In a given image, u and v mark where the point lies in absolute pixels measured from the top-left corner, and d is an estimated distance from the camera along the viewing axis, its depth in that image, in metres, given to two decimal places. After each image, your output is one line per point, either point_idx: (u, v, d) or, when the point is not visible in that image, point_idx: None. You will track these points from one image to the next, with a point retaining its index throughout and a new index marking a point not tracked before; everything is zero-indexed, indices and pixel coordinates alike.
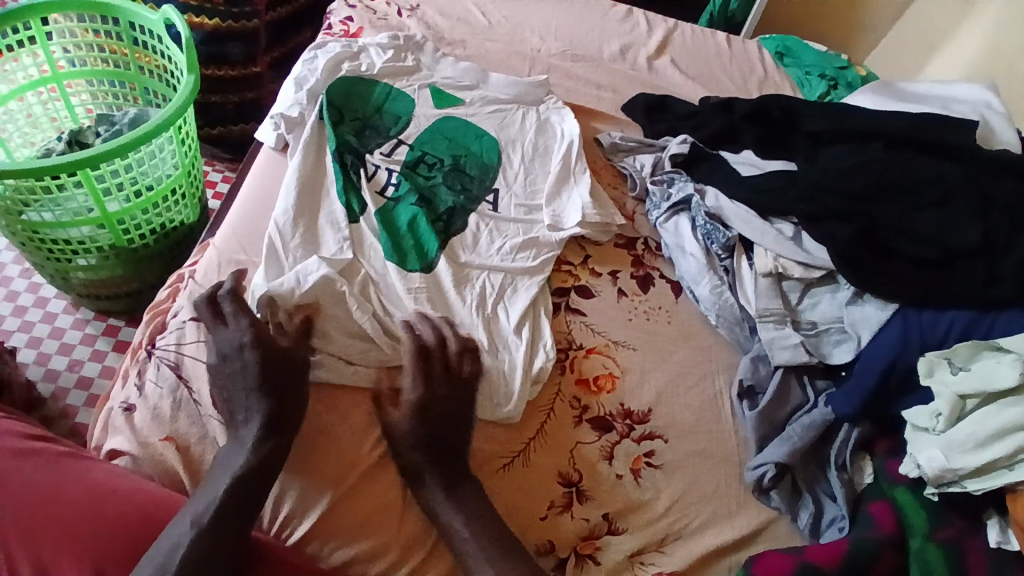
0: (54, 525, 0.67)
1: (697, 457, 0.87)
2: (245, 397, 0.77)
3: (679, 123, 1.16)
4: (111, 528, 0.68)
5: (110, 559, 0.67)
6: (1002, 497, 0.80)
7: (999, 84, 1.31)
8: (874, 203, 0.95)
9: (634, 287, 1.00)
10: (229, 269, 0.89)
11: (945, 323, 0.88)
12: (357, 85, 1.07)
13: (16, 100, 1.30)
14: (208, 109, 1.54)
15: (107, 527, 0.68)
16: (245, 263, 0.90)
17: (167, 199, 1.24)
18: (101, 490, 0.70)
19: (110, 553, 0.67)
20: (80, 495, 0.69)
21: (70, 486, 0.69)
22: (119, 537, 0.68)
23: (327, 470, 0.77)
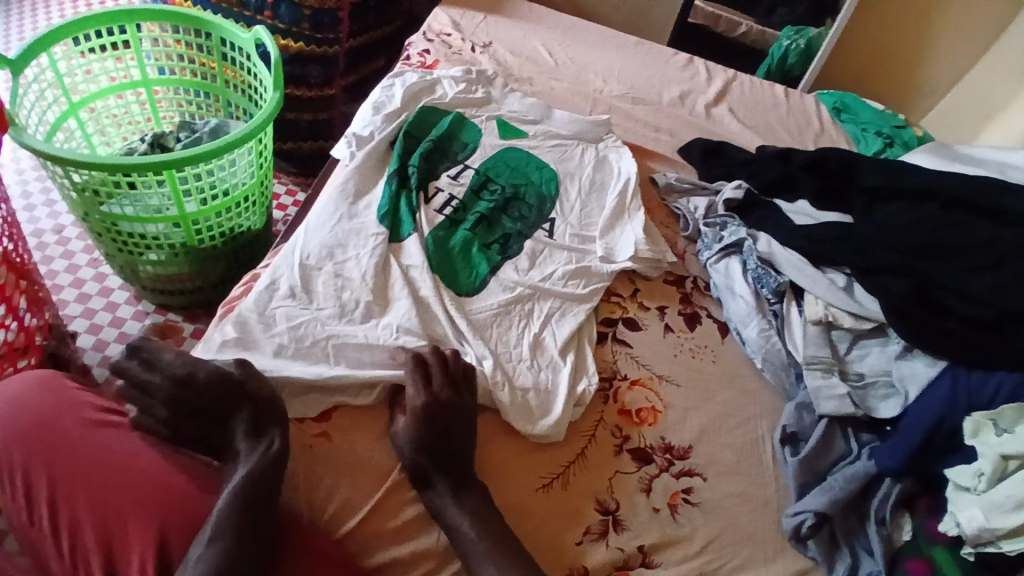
0: (125, 491, 0.71)
1: (734, 499, 0.86)
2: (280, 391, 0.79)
3: (734, 169, 1.18)
4: (177, 501, 0.73)
5: (170, 529, 0.71)
6: None
7: None
8: (926, 261, 0.95)
9: (681, 323, 1.02)
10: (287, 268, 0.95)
11: (992, 385, 0.87)
12: (431, 113, 1.13)
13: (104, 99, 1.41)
14: (281, 124, 1.64)
15: (172, 500, 0.73)
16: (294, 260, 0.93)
17: (239, 206, 1.32)
18: (171, 466, 0.75)
19: (171, 524, 0.72)
20: (146, 468, 0.73)
21: (143, 458, 0.74)
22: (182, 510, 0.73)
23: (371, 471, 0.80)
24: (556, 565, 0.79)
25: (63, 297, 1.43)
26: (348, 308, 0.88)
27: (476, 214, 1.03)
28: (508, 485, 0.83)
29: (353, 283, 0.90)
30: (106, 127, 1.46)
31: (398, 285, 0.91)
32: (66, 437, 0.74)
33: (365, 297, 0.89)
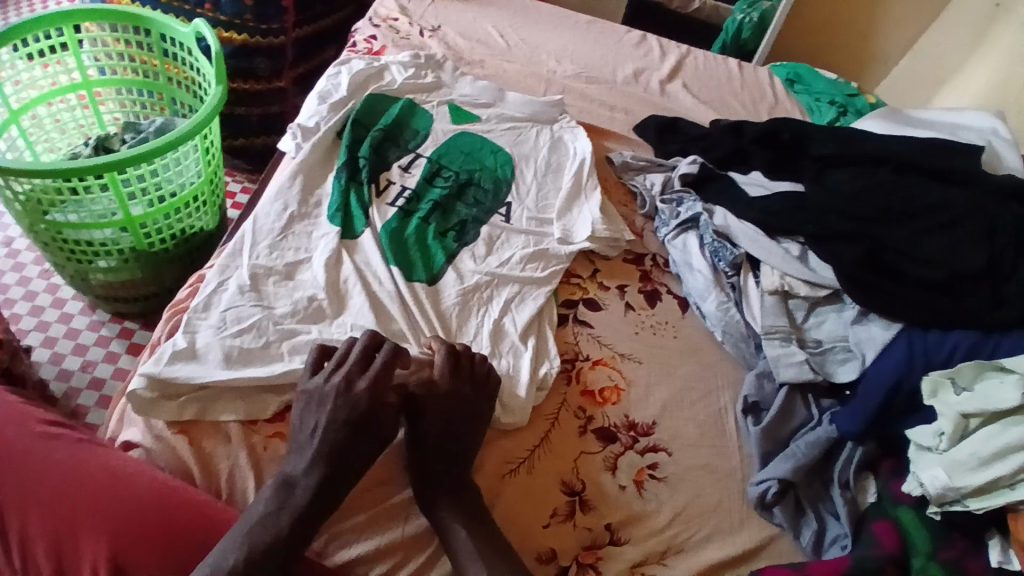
0: (77, 501, 0.69)
1: (699, 471, 0.87)
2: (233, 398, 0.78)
3: (690, 145, 1.18)
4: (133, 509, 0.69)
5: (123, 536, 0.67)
6: (1004, 518, 0.80)
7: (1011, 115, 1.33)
8: (882, 226, 0.97)
9: (641, 301, 1.01)
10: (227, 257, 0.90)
11: (949, 344, 0.88)
12: (380, 100, 1.11)
13: (46, 104, 1.36)
14: (231, 120, 1.59)
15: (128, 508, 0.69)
16: (238, 252, 0.89)
17: (189, 206, 1.28)
18: (124, 474, 0.71)
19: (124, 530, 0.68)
20: (97, 477, 0.70)
21: (94, 467, 0.71)
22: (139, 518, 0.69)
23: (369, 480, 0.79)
24: (526, 546, 0.80)
25: (15, 311, 1.38)
26: (300, 305, 0.85)
27: (432, 202, 1.01)
28: (475, 468, 0.84)
29: (304, 282, 0.88)
30: (48, 133, 1.40)
31: (351, 279, 0.89)
32: (14, 450, 0.71)
33: (317, 294, 0.86)
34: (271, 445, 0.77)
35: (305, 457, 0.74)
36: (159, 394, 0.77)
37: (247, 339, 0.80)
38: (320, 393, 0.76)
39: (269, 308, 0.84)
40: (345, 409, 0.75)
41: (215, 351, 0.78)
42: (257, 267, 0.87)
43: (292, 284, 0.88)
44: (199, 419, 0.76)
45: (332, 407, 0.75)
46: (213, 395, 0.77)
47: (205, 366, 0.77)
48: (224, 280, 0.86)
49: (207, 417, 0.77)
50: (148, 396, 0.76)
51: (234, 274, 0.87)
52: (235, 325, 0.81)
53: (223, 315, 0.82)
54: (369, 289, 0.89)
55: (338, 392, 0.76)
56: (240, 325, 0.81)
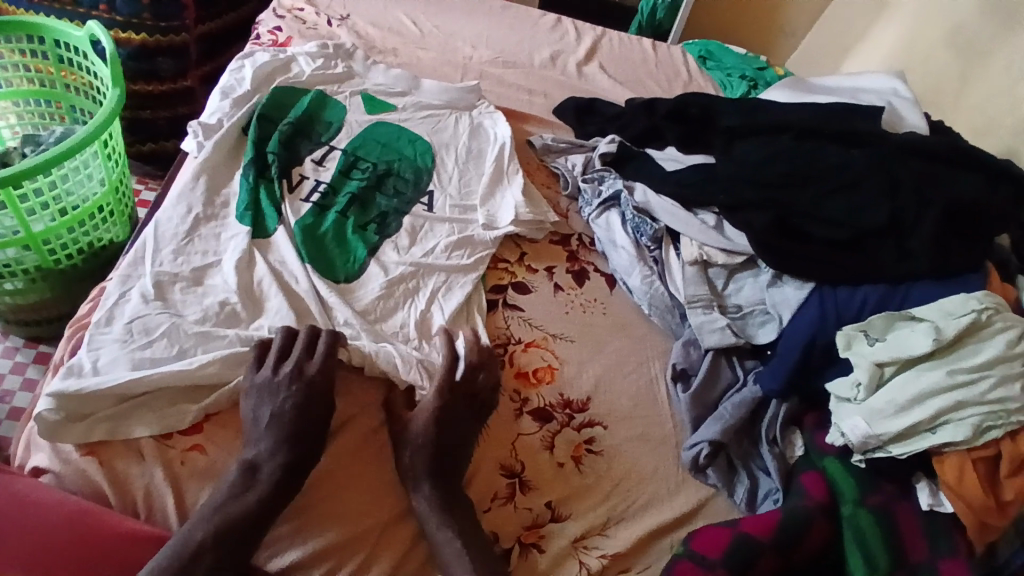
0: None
1: (636, 442, 0.89)
2: (144, 412, 0.73)
3: (607, 124, 1.20)
4: (44, 538, 0.61)
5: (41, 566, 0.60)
6: (929, 461, 0.86)
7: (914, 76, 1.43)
8: (786, 191, 1.00)
9: (570, 281, 1.03)
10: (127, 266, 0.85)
11: (859, 299, 0.94)
12: (287, 94, 1.07)
13: None
14: (137, 124, 1.50)
15: (39, 536, 0.61)
16: (139, 260, 0.84)
17: (95, 217, 1.20)
18: (31, 502, 0.63)
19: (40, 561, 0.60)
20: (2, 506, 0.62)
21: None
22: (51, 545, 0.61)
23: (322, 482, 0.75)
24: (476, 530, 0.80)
25: None
26: (212, 312, 0.81)
27: (348, 195, 0.98)
28: None
29: (216, 287, 0.84)
30: None
31: (266, 280, 0.86)
32: None
33: (230, 298, 0.83)
34: (190, 458, 0.73)
35: (265, 444, 0.72)
36: (65, 416, 0.71)
37: (156, 350, 0.76)
38: (271, 384, 0.74)
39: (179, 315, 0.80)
40: (298, 394, 0.74)
41: (122, 364, 0.74)
42: (163, 275, 0.83)
43: (203, 289, 0.84)
44: (110, 439, 0.72)
45: (286, 394, 0.74)
46: (124, 411, 0.73)
47: (112, 379, 0.73)
48: (128, 290, 0.81)
49: (119, 437, 0.72)
50: (53, 419, 0.70)
51: (138, 284, 0.82)
52: (144, 338, 0.77)
53: (128, 326, 0.78)
54: (284, 284, 0.87)
55: (292, 380, 0.74)
56: (150, 337, 0.77)
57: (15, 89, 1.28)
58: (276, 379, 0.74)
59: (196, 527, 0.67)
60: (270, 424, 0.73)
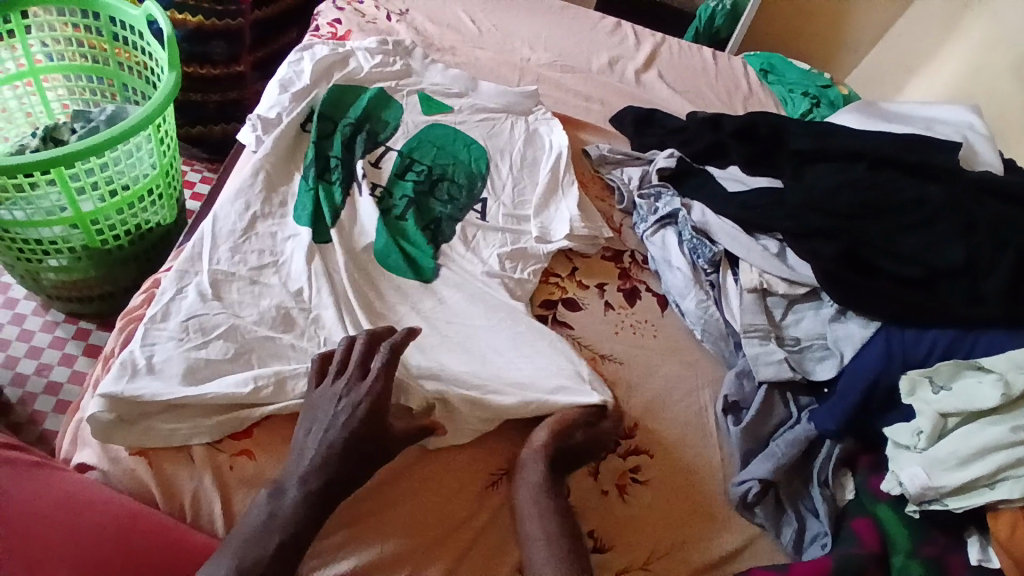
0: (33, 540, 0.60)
1: (682, 472, 0.87)
2: (197, 418, 0.72)
3: (667, 137, 1.16)
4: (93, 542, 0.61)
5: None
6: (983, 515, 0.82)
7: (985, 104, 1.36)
8: (854, 223, 0.96)
9: (621, 299, 1.00)
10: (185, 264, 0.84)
11: (928, 341, 0.89)
12: (345, 91, 1.05)
13: None
14: (189, 107, 1.51)
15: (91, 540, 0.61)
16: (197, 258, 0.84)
17: (144, 200, 1.19)
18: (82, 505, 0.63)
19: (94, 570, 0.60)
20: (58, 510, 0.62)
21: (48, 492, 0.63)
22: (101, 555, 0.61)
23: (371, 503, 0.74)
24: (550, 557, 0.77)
25: None
26: (268, 315, 0.81)
27: (410, 196, 0.97)
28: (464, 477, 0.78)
29: (270, 288, 0.83)
30: None
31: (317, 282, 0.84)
32: None
33: (283, 302, 0.82)
34: (238, 464, 0.72)
35: (300, 469, 0.69)
36: (118, 417, 0.71)
37: (208, 353, 0.75)
38: (327, 396, 0.72)
39: (235, 317, 0.79)
40: (346, 411, 0.71)
41: (175, 366, 0.74)
42: (223, 275, 0.83)
43: (257, 292, 0.83)
44: (161, 444, 0.71)
45: (337, 410, 0.71)
46: (176, 416, 0.72)
47: (166, 384, 0.72)
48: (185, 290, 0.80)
49: (167, 442, 0.72)
50: (106, 419, 0.70)
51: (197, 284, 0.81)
52: (199, 337, 0.76)
53: (185, 325, 0.77)
54: (327, 291, 0.84)
55: (345, 394, 0.72)
56: (208, 339, 0.76)
57: (70, 64, 1.28)
58: (331, 389, 0.73)
59: (241, 540, 0.65)
60: (318, 439, 0.70)
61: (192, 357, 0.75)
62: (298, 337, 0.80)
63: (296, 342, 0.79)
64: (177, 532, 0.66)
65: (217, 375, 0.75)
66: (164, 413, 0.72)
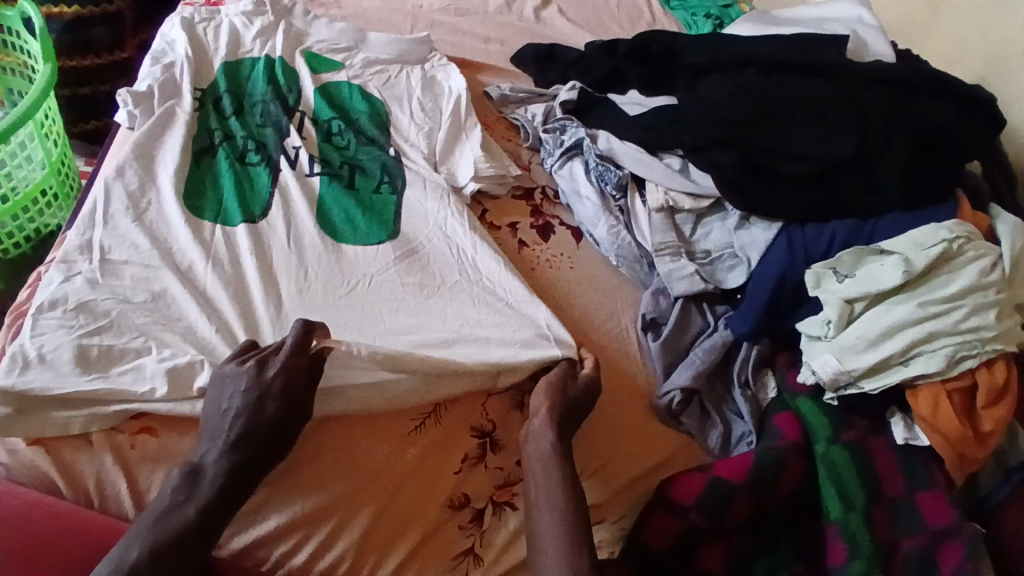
0: None
1: (609, 392, 0.89)
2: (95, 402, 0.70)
3: (568, 70, 1.15)
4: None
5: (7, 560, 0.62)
6: (902, 394, 0.86)
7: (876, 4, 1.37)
8: (749, 127, 0.97)
9: (535, 236, 1.00)
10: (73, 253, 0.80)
11: (827, 237, 0.92)
12: (239, 67, 1.00)
13: None
14: (77, 101, 1.41)
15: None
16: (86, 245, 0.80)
17: (38, 202, 1.13)
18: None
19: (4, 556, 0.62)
20: None
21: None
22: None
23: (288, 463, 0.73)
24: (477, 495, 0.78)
25: None
26: (159, 296, 0.78)
27: (345, 163, 0.95)
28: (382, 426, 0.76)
29: (161, 267, 0.80)
30: None
31: (210, 249, 0.82)
32: None
33: (172, 280, 0.79)
34: (138, 441, 0.71)
35: (218, 443, 0.68)
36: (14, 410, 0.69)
37: (100, 336, 0.73)
38: (229, 374, 0.71)
39: (127, 299, 0.77)
40: (256, 391, 0.69)
41: (65, 352, 0.71)
42: (111, 259, 0.80)
43: (146, 272, 0.79)
44: (58, 433, 0.69)
45: (246, 390, 0.69)
46: (70, 400, 0.70)
47: (59, 374, 0.70)
48: (72, 279, 0.77)
49: (65, 431, 0.69)
50: (1, 414, 0.68)
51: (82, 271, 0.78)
52: (90, 323, 0.74)
53: (74, 311, 0.74)
54: (222, 270, 0.81)
55: (253, 377, 0.70)
56: (103, 322, 0.74)
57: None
58: (237, 368, 0.71)
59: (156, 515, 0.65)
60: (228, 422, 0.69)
61: (86, 341, 0.72)
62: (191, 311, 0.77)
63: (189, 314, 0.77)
64: (79, 518, 0.66)
65: (112, 363, 0.72)
66: (60, 401, 0.70)
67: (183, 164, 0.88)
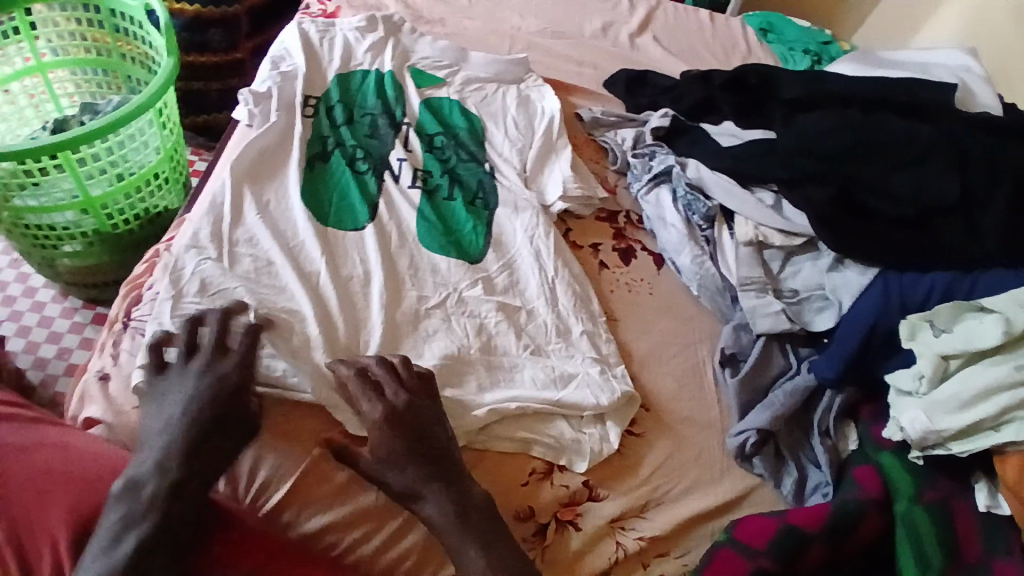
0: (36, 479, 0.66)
1: (684, 424, 0.87)
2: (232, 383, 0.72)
3: (660, 97, 1.15)
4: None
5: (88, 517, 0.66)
6: (990, 459, 0.81)
7: (983, 51, 1.32)
8: (849, 166, 0.94)
9: (616, 259, 1.00)
10: (196, 241, 0.83)
11: (926, 285, 0.88)
12: (351, 78, 1.06)
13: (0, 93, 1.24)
14: (192, 97, 1.53)
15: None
16: (203, 246, 0.83)
17: (150, 184, 1.22)
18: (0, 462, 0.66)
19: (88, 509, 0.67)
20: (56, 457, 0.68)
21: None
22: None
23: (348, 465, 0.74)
24: (541, 509, 0.78)
25: None
26: (290, 289, 0.82)
27: (446, 174, 0.99)
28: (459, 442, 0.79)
29: (280, 263, 0.84)
30: (6, 121, 1.28)
31: (308, 242, 0.86)
32: None
33: (293, 280, 0.82)
34: None
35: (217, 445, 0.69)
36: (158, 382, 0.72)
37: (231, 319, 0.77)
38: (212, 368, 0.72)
39: (249, 291, 0.80)
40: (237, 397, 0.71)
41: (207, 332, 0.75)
42: (239, 250, 0.84)
43: (260, 262, 0.84)
44: None
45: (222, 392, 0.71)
46: (198, 376, 0.74)
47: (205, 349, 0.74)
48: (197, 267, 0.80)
49: None
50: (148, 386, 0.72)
51: (210, 264, 0.81)
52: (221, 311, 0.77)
53: (209, 299, 0.78)
54: (333, 264, 0.86)
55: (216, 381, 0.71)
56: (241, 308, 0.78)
57: (73, 57, 1.28)
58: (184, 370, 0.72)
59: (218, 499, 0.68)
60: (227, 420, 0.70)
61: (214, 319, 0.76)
62: (300, 305, 0.80)
63: (275, 298, 0.80)
64: None
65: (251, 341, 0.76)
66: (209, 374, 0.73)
67: (301, 169, 0.93)
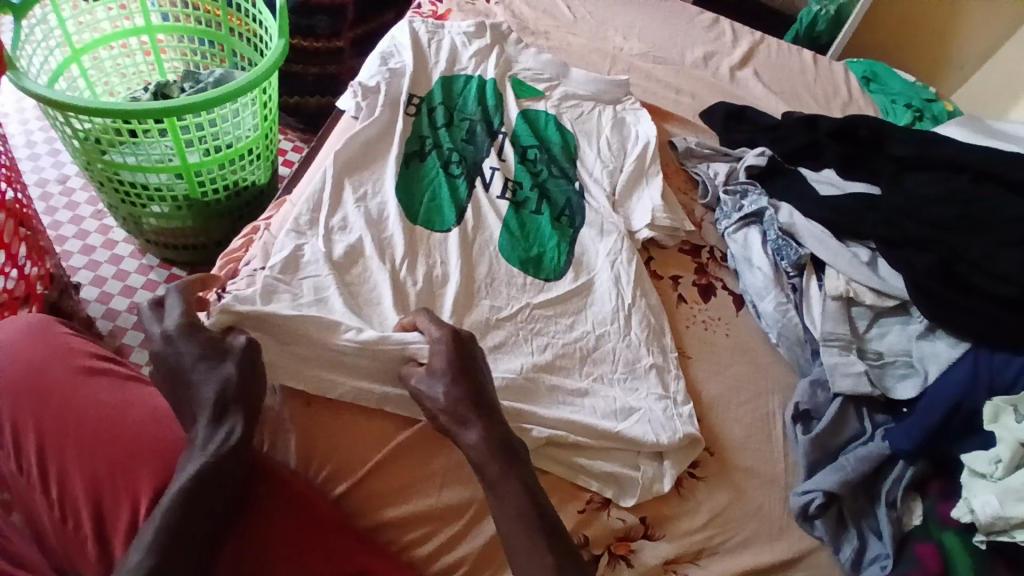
0: (120, 439, 0.72)
1: (745, 473, 0.85)
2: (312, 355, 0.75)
3: (758, 134, 1.13)
4: (86, 444, 0.71)
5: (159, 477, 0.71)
6: None
7: None
8: (952, 234, 0.91)
9: (694, 294, 0.98)
10: (297, 227, 0.87)
11: (1015, 367, 0.83)
12: (455, 81, 1.07)
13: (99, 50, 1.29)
14: (290, 79, 1.58)
15: (85, 443, 0.71)
16: (305, 232, 0.86)
17: (243, 158, 1.26)
18: (98, 423, 0.72)
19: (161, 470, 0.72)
20: (140, 417, 0.74)
21: (60, 365, 0.75)
22: (89, 461, 0.70)
23: (405, 462, 0.76)
24: (596, 540, 0.77)
25: (66, 249, 1.38)
26: (378, 287, 0.84)
27: (536, 188, 0.99)
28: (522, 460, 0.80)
29: (369, 254, 0.86)
30: (109, 76, 1.33)
31: (395, 239, 0.88)
32: (59, 387, 0.74)
33: (385, 278, 0.84)
34: (315, 401, 0.77)
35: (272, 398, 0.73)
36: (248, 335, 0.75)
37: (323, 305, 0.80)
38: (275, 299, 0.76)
39: (339, 281, 0.82)
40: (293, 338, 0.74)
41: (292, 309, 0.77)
42: (335, 239, 0.86)
43: (350, 252, 0.86)
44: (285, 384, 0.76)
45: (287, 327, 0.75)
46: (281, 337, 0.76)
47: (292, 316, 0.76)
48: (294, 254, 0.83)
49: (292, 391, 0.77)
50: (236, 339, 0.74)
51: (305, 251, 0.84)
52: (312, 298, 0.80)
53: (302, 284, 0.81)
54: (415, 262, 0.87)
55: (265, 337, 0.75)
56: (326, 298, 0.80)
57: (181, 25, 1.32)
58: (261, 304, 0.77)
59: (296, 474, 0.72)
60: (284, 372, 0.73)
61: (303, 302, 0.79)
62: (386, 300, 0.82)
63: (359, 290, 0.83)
64: None
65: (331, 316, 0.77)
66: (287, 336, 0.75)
67: (398, 165, 0.95)
